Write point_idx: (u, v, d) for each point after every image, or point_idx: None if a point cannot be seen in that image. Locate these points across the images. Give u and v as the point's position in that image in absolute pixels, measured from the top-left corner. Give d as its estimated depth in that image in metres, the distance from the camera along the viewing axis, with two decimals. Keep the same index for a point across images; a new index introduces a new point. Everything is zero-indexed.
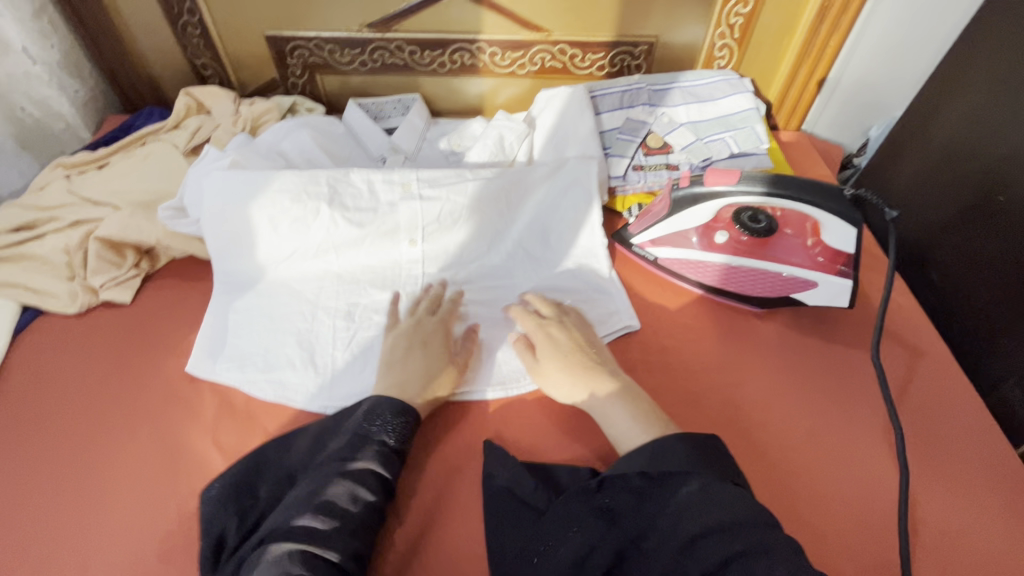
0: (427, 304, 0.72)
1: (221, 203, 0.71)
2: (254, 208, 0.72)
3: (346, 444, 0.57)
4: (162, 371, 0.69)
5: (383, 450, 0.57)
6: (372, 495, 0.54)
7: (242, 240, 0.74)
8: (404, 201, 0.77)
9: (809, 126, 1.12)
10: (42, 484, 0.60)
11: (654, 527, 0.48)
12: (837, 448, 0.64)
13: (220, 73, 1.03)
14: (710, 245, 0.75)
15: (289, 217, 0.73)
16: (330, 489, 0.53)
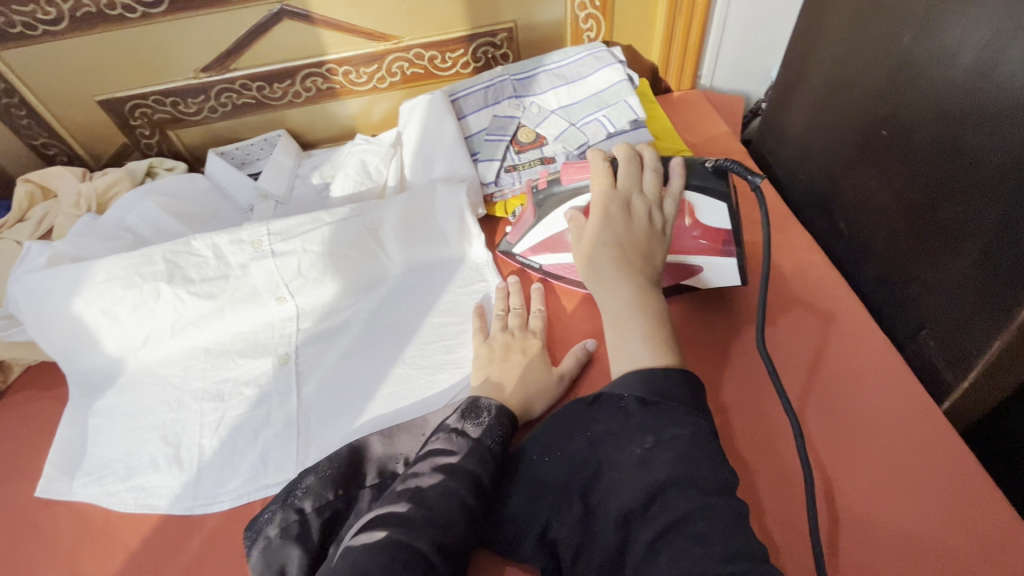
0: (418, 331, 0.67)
1: (43, 306, 0.65)
2: (81, 303, 0.65)
3: (442, 437, 0.53)
4: (12, 501, 0.62)
5: (480, 448, 0.52)
6: (468, 494, 0.48)
7: (84, 337, 0.67)
8: (256, 260, 0.70)
9: (706, 82, 1.05)
10: None
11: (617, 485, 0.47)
12: (751, 442, 0.58)
13: (65, 149, 0.95)
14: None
15: (127, 304, 0.66)
16: (422, 479, 0.49)
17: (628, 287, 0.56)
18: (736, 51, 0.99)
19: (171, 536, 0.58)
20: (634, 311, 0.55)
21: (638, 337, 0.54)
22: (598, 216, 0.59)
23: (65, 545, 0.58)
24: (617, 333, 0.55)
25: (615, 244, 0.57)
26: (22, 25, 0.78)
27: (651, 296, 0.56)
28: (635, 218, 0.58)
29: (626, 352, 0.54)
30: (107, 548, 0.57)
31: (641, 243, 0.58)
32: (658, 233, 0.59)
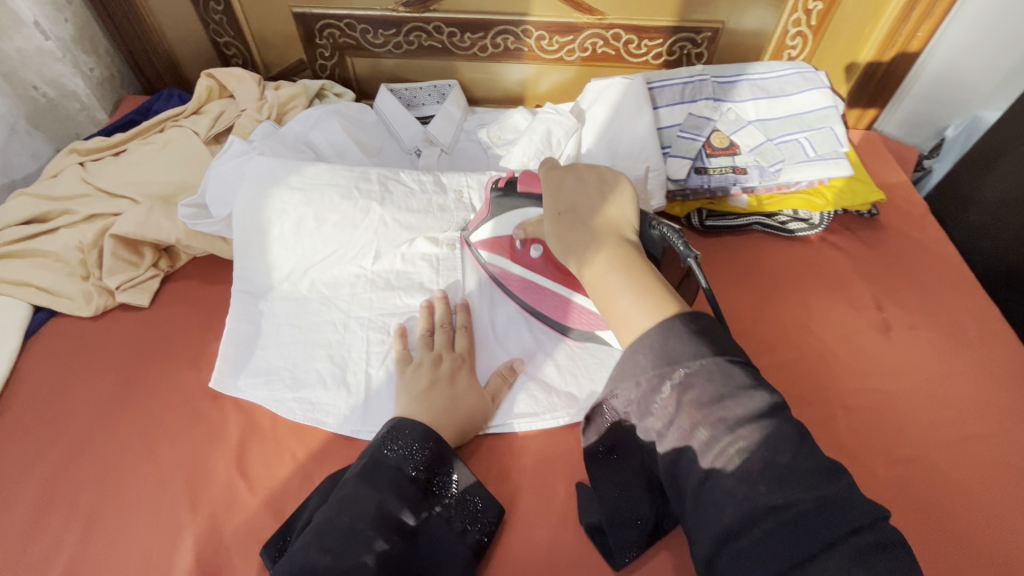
0: (442, 337, 0.64)
1: (260, 194, 0.66)
2: (301, 196, 0.67)
3: (359, 471, 0.51)
4: (177, 384, 0.63)
5: (398, 481, 0.51)
6: (379, 539, 0.47)
7: (275, 233, 0.67)
8: (458, 207, 0.73)
9: (879, 126, 1.02)
10: (54, 518, 0.54)
11: (653, 428, 0.41)
12: (935, 501, 0.57)
13: (244, 53, 0.96)
14: (569, 283, 0.62)
15: (336, 212, 0.68)
16: (335, 521, 0.48)
17: (591, 245, 0.47)
18: (920, 101, 0.97)
19: (337, 453, 0.59)
20: (617, 269, 0.46)
21: (627, 290, 0.44)
22: (551, 191, 0.53)
23: (231, 440, 0.59)
24: (608, 300, 0.45)
25: (563, 208, 0.51)
26: None
27: (626, 250, 0.47)
28: (575, 183, 0.52)
29: (628, 311, 0.44)
30: (277, 453, 0.58)
31: (597, 201, 0.51)
32: (612, 185, 0.52)
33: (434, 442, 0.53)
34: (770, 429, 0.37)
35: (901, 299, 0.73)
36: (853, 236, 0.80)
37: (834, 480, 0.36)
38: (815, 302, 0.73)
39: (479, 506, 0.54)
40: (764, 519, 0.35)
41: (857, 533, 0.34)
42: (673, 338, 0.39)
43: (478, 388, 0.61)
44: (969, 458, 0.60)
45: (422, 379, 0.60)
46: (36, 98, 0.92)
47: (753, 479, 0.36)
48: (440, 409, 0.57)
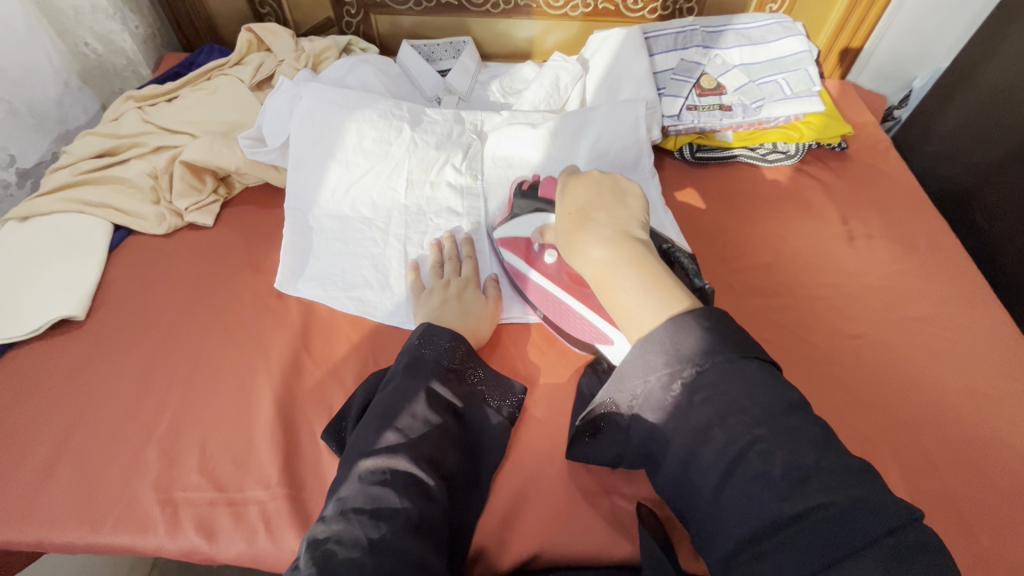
0: (451, 266, 0.73)
1: (312, 121, 0.78)
2: (350, 121, 0.79)
3: (405, 364, 0.58)
4: (245, 285, 0.73)
5: (439, 369, 0.58)
6: (431, 415, 0.55)
7: (326, 151, 0.78)
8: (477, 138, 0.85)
9: (852, 78, 1.12)
10: (155, 384, 0.64)
11: (730, 504, 0.41)
12: (884, 368, 0.69)
13: (276, 12, 1.05)
14: (536, 262, 0.69)
15: (375, 134, 0.79)
16: (392, 406, 0.55)
17: (599, 242, 0.51)
18: (890, 54, 1.07)
19: (387, 339, 0.69)
20: (623, 262, 0.50)
21: (634, 284, 0.49)
22: (567, 193, 0.57)
23: (296, 328, 0.69)
24: (618, 295, 0.50)
25: (577, 212, 0.55)
26: None
27: (635, 245, 0.51)
28: (589, 186, 0.57)
29: (635, 302, 0.48)
30: (335, 337, 0.69)
31: (607, 202, 0.55)
32: (627, 193, 0.56)
33: (462, 342, 0.61)
34: (783, 429, 0.40)
35: (866, 216, 0.84)
36: (825, 165, 0.91)
37: (863, 484, 0.38)
38: (792, 219, 0.84)
39: (508, 390, 0.63)
40: (785, 522, 0.38)
41: (891, 534, 0.36)
42: (682, 333, 0.44)
43: (483, 301, 0.70)
44: (917, 336, 0.71)
45: (435, 300, 0.68)
46: (87, 54, 1.00)
47: (775, 483, 0.39)
48: (454, 316, 0.66)
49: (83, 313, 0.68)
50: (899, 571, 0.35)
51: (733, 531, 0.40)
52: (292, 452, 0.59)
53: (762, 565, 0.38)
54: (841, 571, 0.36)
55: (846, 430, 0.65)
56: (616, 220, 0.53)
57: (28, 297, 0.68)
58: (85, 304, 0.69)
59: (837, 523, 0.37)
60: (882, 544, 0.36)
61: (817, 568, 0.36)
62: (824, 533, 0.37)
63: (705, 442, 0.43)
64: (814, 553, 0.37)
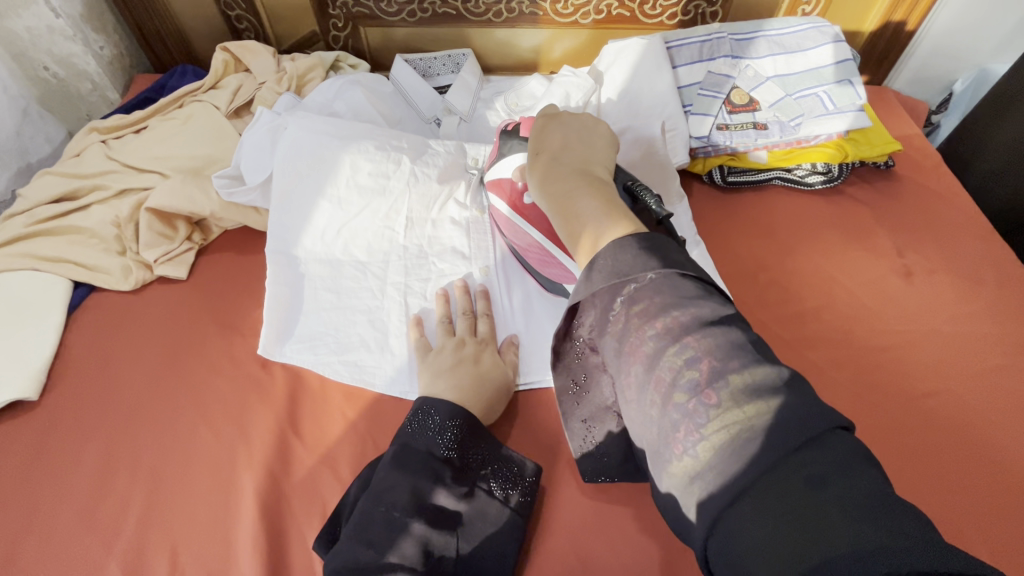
0: (465, 323, 0.64)
1: (296, 158, 0.68)
2: (340, 154, 0.69)
3: (390, 455, 0.50)
4: (225, 351, 0.64)
5: (430, 461, 0.50)
6: (419, 523, 0.47)
7: (314, 189, 0.69)
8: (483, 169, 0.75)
9: (888, 83, 1.03)
10: (119, 479, 0.55)
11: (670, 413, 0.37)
12: (962, 432, 0.60)
13: (256, 27, 0.95)
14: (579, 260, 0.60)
15: (369, 168, 0.70)
16: (373, 511, 0.47)
17: (559, 170, 0.52)
18: (931, 56, 0.98)
19: (388, 412, 0.60)
20: (582, 187, 0.49)
21: (590, 210, 0.47)
22: (539, 130, 0.58)
23: (283, 402, 0.60)
24: (570, 213, 0.49)
25: (543, 147, 0.56)
26: None
27: (591, 179, 0.51)
28: (560, 127, 0.58)
29: (586, 216, 0.47)
30: (328, 412, 0.60)
31: (574, 141, 0.56)
32: (596, 133, 0.58)
33: (461, 420, 0.52)
34: (711, 335, 0.37)
35: (923, 247, 0.75)
36: (871, 186, 0.82)
37: (792, 391, 0.34)
38: (839, 252, 0.75)
39: (518, 471, 0.54)
40: (711, 427, 0.34)
41: (817, 443, 0.32)
42: (624, 251, 0.41)
43: (501, 365, 0.61)
44: (995, 391, 0.62)
45: (446, 360, 0.59)
46: (48, 79, 0.91)
47: (699, 389, 0.35)
48: (468, 384, 0.57)
49: (36, 394, 0.59)
50: (830, 487, 0.30)
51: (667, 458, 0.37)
52: (280, 564, 0.50)
53: (698, 488, 0.34)
54: (770, 482, 0.31)
55: (925, 510, 0.56)
56: (579, 157, 0.54)
57: None
58: (38, 382, 0.60)
59: (771, 438, 0.32)
60: (813, 454, 0.31)
61: (749, 481, 0.32)
62: (761, 447, 0.32)
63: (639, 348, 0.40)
64: (743, 469, 0.32)
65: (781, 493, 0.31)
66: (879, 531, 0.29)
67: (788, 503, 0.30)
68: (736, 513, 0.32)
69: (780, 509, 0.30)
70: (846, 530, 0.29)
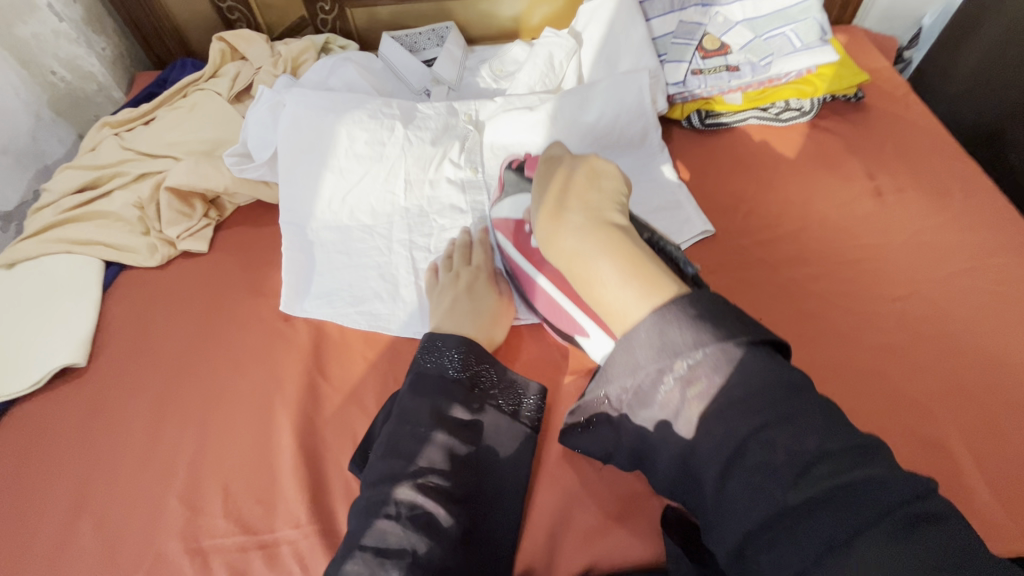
0: (461, 256, 0.70)
1: (295, 130, 0.72)
2: (337, 124, 0.73)
3: (411, 382, 0.55)
4: (249, 311, 0.70)
5: (446, 384, 0.54)
6: (445, 435, 0.51)
7: (315, 159, 0.73)
8: (471, 129, 0.81)
9: (857, 21, 1.06)
10: (167, 427, 0.61)
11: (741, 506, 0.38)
12: (931, 330, 0.65)
13: (247, 17, 1.00)
14: (533, 259, 0.63)
15: (367, 135, 0.74)
16: (401, 431, 0.51)
17: (569, 227, 0.50)
18: None
19: (404, 353, 0.66)
20: (596, 242, 0.48)
21: (612, 276, 0.46)
22: (539, 185, 0.57)
23: (308, 350, 0.66)
24: (594, 280, 0.48)
25: (550, 198, 0.54)
26: None
27: (609, 232, 0.49)
28: (562, 172, 0.56)
29: (610, 286, 0.46)
30: (350, 357, 0.66)
31: (579, 186, 0.54)
32: (602, 176, 0.56)
33: (471, 348, 0.57)
34: (782, 411, 0.38)
35: (892, 168, 0.80)
36: (842, 118, 0.86)
37: (873, 464, 0.36)
38: (813, 180, 0.79)
39: (523, 390, 0.58)
40: (798, 523, 0.36)
41: (898, 508, 0.35)
42: (671, 328, 0.41)
43: (495, 293, 0.66)
44: (961, 291, 0.67)
45: (446, 297, 0.65)
46: (56, 84, 0.95)
47: (779, 472, 0.37)
48: (465, 315, 0.62)
49: (85, 359, 0.65)
50: (909, 546, 0.33)
51: (741, 523, 0.38)
52: (318, 486, 0.56)
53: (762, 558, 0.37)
54: (850, 548, 0.34)
55: (900, 398, 0.61)
56: (587, 205, 0.52)
57: (27, 348, 0.65)
58: (85, 350, 0.66)
59: (846, 504, 0.35)
60: (896, 514, 0.34)
61: (831, 542, 0.35)
62: (830, 531, 0.35)
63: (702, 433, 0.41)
64: (819, 534, 0.35)
65: (866, 557, 0.33)
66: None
67: (867, 564, 0.33)
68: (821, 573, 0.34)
69: (863, 569, 0.33)
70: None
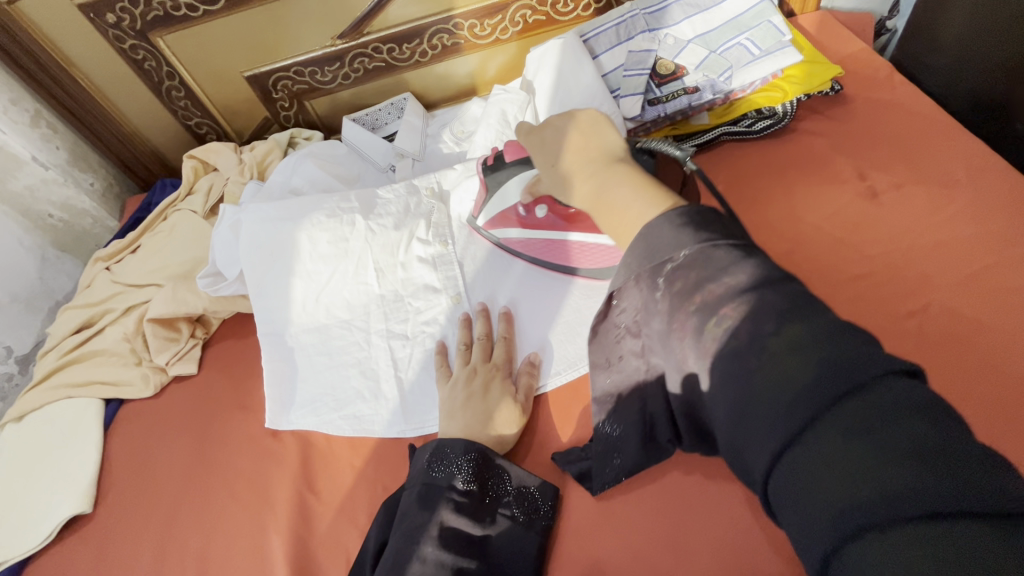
0: (479, 350, 0.65)
1: (272, 244, 0.72)
2: (302, 231, 0.73)
3: (416, 496, 0.53)
4: (238, 430, 0.70)
5: (453, 498, 0.52)
6: (447, 553, 0.49)
7: (283, 268, 0.73)
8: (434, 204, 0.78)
9: (828, 3, 0.96)
10: (169, 566, 0.61)
11: (718, 385, 0.34)
12: (953, 344, 0.58)
13: (215, 128, 1.03)
14: (556, 225, 0.69)
15: (329, 235, 0.74)
16: (409, 553, 0.49)
17: (585, 176, 0.48)
18: None
19: (391, 453, 0.64)
20: (611, 184, 0.45)
21: (627, 204, 0.43)
22: (533, 146, 0.54)
23: (295, 465, 0.65)
24: (610, 217, 0.44)
25: (550, 152, 0.52)
26: (185, 8, 0.84)
27: (613, 166, 0.47)
28: (551, 128, 0.53)
29: (627, 216, 0.43)
30: (338, 465, 0.65)
31: (576, 135, 0.51)
32: (591, 118, 0.52)
33: (480, 454, 0.55)
34: (750, 300, 0.33)
35: (884, 163, 0.73)
36: (821, 117, 0.80)
37: (842, 346, 0.30)
38: (800, 190, 0.73)
39: (534, 495, 0.56)
40: (768, 398, 0.31)
41: (863, 392, 0.29)
42: (654, 236, 0.38)
43: (513, 393, 0.62)
44: (984, 293, 0.60)
45: (459, 395, 0.61)
46: (54, 225, 1.01)
47: (742, 355, 0.33)
48: (475, 418, 0.59)
49: (90, 505, 0.67)
50: (879, 437, 0.28)
51: (722, 414, 0.34)
52: None
53: (745, 442, 0.33)
54: (810, 437, 0.29)
55: None
56: (596, 144, 0.50)
57: (38, 503, 0.68)
58: (90, 495, 0.67)
59: (818, 394, 0.30)
60: (857, 401, 0.29)
61: (792, 435, 0.30)
62: (798, 414, 0.30)
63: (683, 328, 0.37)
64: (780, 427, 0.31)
65: (818, 448, 0.29)
66: (925, 476, 0.26)
67: (827, 454, 0.29)
68: (779, 459, 0.31)
69: (821, 459, 0.29)
70: (893, 474, 0.27)
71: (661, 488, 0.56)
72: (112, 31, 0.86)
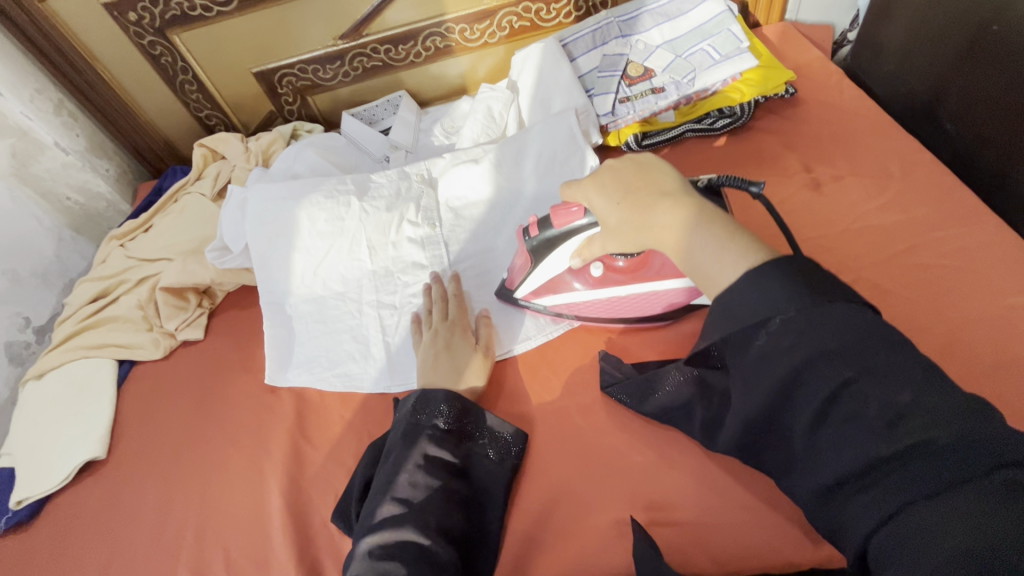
0: (439, 310, 0.73)
1: (277, 221, 0.80)
2: (304, 209, 0.80)
3: (402, 434, 0.59)
4: (240, 387, 0.77)
5: (435, 434, 0.59)
6: (431, 479, 0.56)
7: (285, 242, 0.81)
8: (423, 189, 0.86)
9: (792, 16, 1.04)
10: (176, 502, 0.68)
11: (834, 441, 0.40)
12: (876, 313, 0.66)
13: (223, 120, 1.11)
14: (586, 283, 0.70)
15: (328, 215, 0.81)
16: (397, 480, 0.56)
17: (662, 215, 0.50)
18: None
19: (378, 406, 0.72)
20: (693, 226, 0.49)
21: (710, 248, 0.47)
22: (596, 192, 0.56)
23: (291, 417, 0.72)
24: (691, 257, 0.48)
25: (620, 195, 0.54)
26: (201, 8, 0.92)
27: (689, 206, 0.50)
28: (612, 173, 0.56)
29: (708, 261, 0.47)
30: (329, 417, 0.72)
31: (645, 176, 0.54)
32: (653, 164, 0.55)
33: (460, 400, 0.62)
34: (877, 367, 0.39)
35: (829, 158, 0.81)
36: (776, 117, 0.89)
37: (969, 419, 0.37)
38: (754, 181, 0.81)
39: (506, 438, 0.63)
40: (900, 465, 0.38)
41: (987, 463, 0.36)
42: (766, 284, 0.42)
43: (472, 346, 0.70)
44: (906, 270, 0.68)
45: (429, 354, 0.69)
46: (71, 207, 1.08)
47: (873, 424, 0.38)
48: (447, 370, 0.67)
49: (104, 451, 0.74)
50: (994, 499, 0.35)
51: (834, 468, 0.40)
52: (306, 538, 0.62)
53: (863, 495, 0.39)
54: (941, 499, 0.36)
55: None
56: (665, 186, 0.53)
57: (57, 449, 0.75)
58: (104, 442, 0.75)
59: (939, 458, 0.37)
60: (990, 479, 0.35)
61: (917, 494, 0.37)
62: (924, 479, 0.37)
63: (797, 390, 0.42)
64: (903, 485, 0.37)
65: (943, 509, 0.36)
66: None
67: (946, 517, 0.35)
68: (901, 514, 0.37)
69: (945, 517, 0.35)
70: (1007, 535, 0.34)
71: (614, 435, 0.64)
72: (133, 28, 0.94)
